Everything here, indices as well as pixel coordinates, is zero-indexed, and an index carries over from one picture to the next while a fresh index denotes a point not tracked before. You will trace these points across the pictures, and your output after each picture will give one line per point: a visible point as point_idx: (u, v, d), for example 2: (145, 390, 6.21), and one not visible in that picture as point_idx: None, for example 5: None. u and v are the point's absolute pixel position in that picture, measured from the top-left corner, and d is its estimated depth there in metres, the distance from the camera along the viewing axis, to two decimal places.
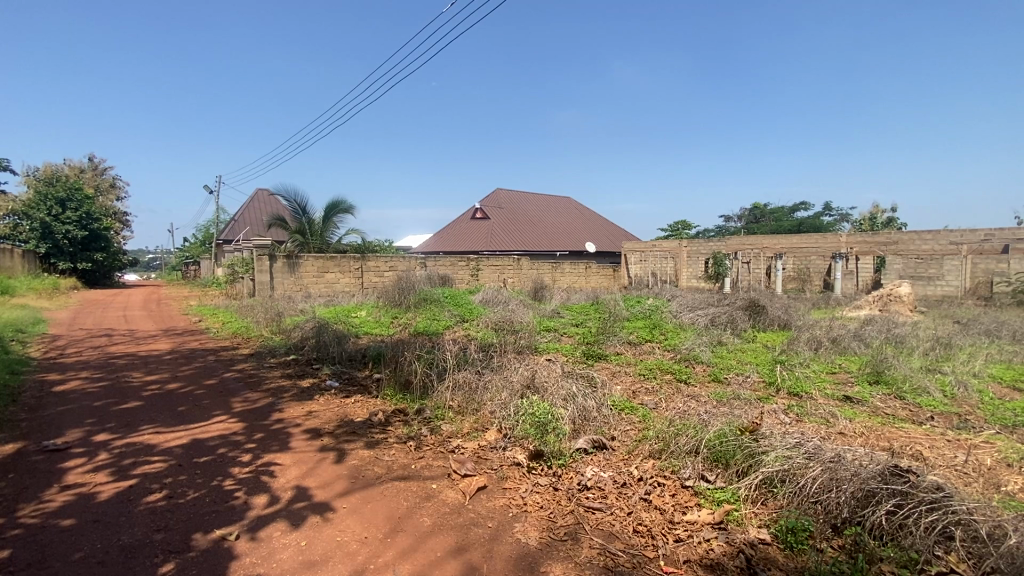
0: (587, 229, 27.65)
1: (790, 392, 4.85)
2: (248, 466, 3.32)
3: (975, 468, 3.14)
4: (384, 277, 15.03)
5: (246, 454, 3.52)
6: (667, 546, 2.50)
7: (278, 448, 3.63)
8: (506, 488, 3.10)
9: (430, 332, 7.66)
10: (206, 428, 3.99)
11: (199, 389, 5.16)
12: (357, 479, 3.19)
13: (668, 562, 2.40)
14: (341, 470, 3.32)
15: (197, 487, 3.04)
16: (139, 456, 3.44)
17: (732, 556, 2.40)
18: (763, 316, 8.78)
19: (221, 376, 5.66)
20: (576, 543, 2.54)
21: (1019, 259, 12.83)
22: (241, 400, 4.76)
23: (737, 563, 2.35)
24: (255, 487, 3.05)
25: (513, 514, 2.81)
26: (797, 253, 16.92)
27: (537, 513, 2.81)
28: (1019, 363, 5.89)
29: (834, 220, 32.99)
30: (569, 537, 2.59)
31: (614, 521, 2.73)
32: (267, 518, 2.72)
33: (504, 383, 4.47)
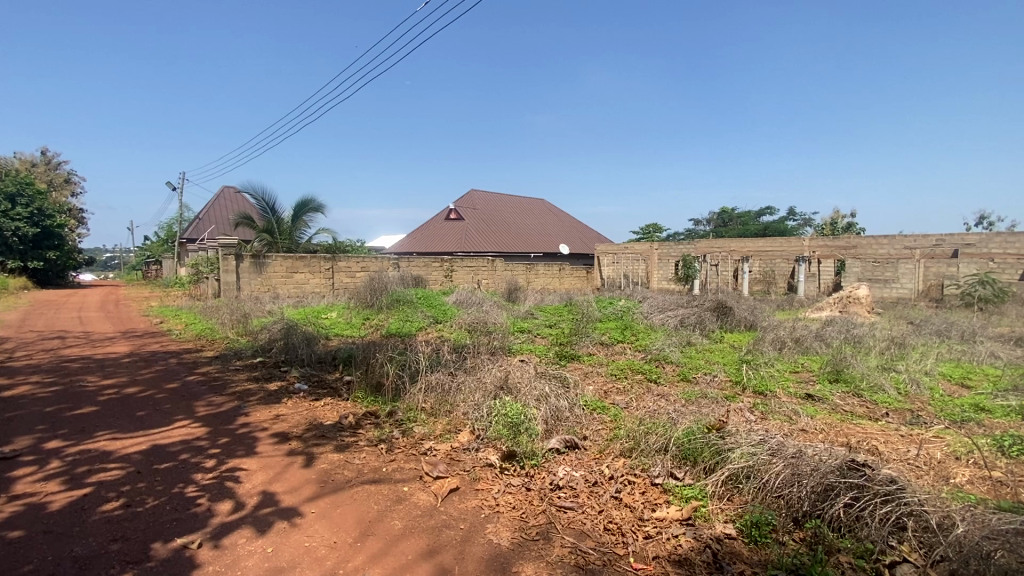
0: (560, 230, 27.86)
1: (755, 391, 5.00)
2: (211, 473, 3.21)
3: (926, 462, 3.30)
4: (356, 278, 14.84)
5: (210, 459, 3.41)
6: (636, 544, 2.54)
7: (243, 454, 3.52)
8: (479, 489, 3.10)
9: (403, 334, 7.59)
10: (167, 433, 3.85)
11: (160, 393, 4.97)
12: (326, 483, 3.13)
13: (637, 559, 2.43)
14: (309, 474, 3.25)
15: (157, 495, 2.93)
16: (95, 463, 3.30)
17: (699, 551, 2.45)
18: (731, 317, 9.02)
19: (184, 380, 5.46)
20: (547, 543, 2.55)
21: (967, 264, 13.54)
22: (205, 404, 4.61)
23: (703, 557, 2.40)
24: (219, 493, 2.96)
25: (486, 515, 2.81)
26: (763, 257, 17.45)
27: (509, 513, 2.82)
28: (966, 361, 6.21)
29: (798, 225, 34.16)
30: (540, 536, 2.61)
31: (585, 520, 2.76)
32: (232, 524, 2.64)
33: (477, 385, 4.47)
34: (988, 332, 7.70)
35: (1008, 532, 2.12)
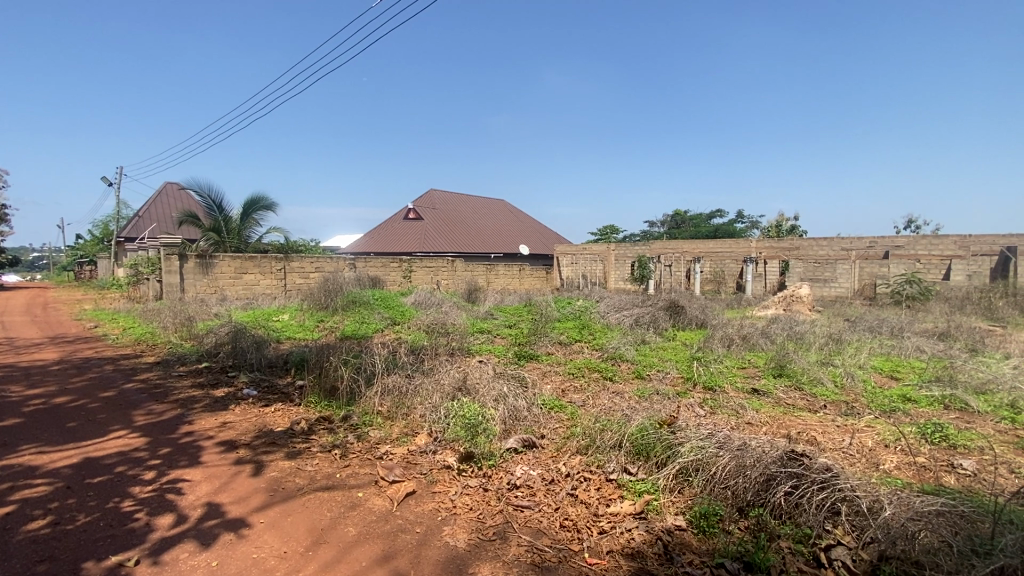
0: (519, 231, 27.99)
1: (705, 386, 5.19)
2: (151, 485, 2.98)
3: (858, 450, 3.30)
4: (310, 279, 14.38)
5: (149, 471, 3.17)
6: (591, 539, 2.38)
7: (187, 464, 3.29)
8: (436, 492, 2.87)
9: (359, 336, 7.40)
10: (102, 445, 3.60)
11: (93, 402, 4.65)
12: (276, 492, 2.88)
13: (592, 554, 2.27)
14: (258, 483, 3.00)
15: (90, 511, 2.70)
16: (18, 480, 3.04)
17: (651, 544, 2.30)
18: (683, 315, 9.35)
19: (120, 388, 5.10)
20: (504, 542, 2.37)
21: (896, 264, 14.63)
22: (144, 413, 4.34)
23: (655, 550, 2.26)
24: (160, 506, 2.73)
25: (442, 518, 2.59)
26: (713, 257, 18.19)
27: (465, 515, 2.61)
28: (895, 355, 6.69)
29: (744, 228, 35.77)
30: (497, 536, 2.41)
31: (542, 518, 2.57)
32: (174, 539, 2.42)
33: (435, 386, 4.21)
34: (915, 328, 8.30)
35: (929, 513, 2.18)
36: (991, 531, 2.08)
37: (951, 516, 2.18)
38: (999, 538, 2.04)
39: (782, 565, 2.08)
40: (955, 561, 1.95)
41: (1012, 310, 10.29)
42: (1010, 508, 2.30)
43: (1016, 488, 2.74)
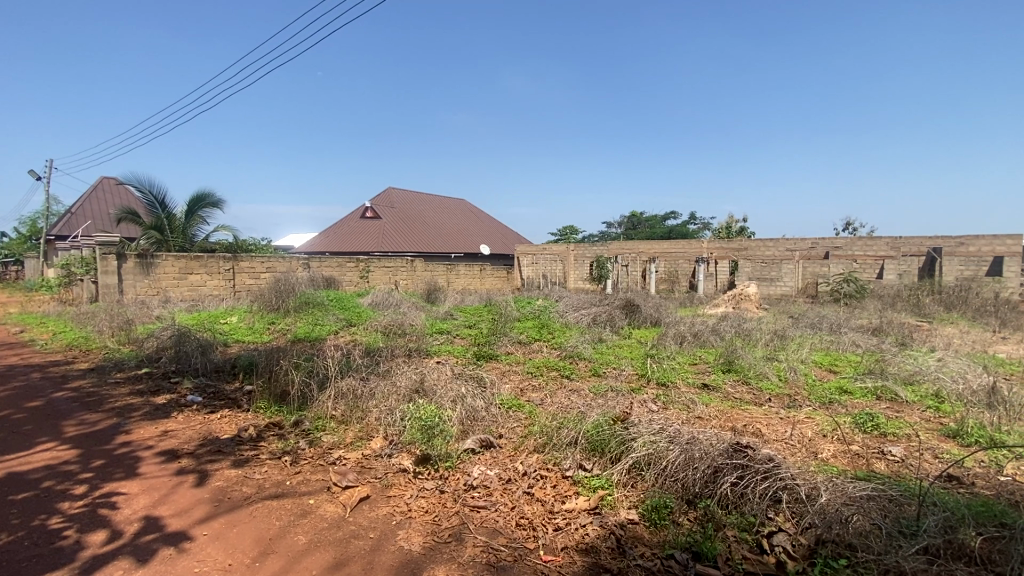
0: (479, 230, 27.91)
1: (658, 382, 5.34)
2: (82, 500, 2.79)
3: (799, 440, 3.47)
4: (260, 280, 13.84)
5: (80, 486, 2.96)
6: (547, 536, 2.39)
7: (123, 476, 3.09)
8: (391, 496, 2.82)
9: (312, 338, 7.18)
10: (26, 459, 3.33)
11: (17, 413, 4.29)
12: (221, 502, 2.75)
13: (547, 551, 2.28)
14: (202, 493, 2.86)
15: (11, 530, 2.49)
16: None
17: (605, 538, 2.34)
18: (638, 314, 9.58)
19: (49, 398, 4.74)
20: (460, 543, 2.35)
21: (835, 264, 15.52)
22: (75, 424, 4.05)
23: (609, 544, 2.29)
24: (92, 522, 2.56)
25: (397, 522, 2.55)
26: (668, 258, 18.74)
27: (421, 518, 2.57)
28: (834, 350, 7.08)
29: (697, 229, 37.04)
30: (453, 538, 2.39)
31: (498, 518, 2.56)
32: (106, 556, 2.27)
33: (391, 388, 4.14)
34: (851, 324, 8.83)
35: (861, 498, 2.33)
36: (917, 513, 2.23)
37: (881, 500, 2.33)
38: (923, 519, 2.20)
39: (728, 553, 2.16)
40: (885, 542, 2.09)
41: (938, 307, 11.11)
42: (933, 490, 2.48)
43: (938, 472, 2.94)
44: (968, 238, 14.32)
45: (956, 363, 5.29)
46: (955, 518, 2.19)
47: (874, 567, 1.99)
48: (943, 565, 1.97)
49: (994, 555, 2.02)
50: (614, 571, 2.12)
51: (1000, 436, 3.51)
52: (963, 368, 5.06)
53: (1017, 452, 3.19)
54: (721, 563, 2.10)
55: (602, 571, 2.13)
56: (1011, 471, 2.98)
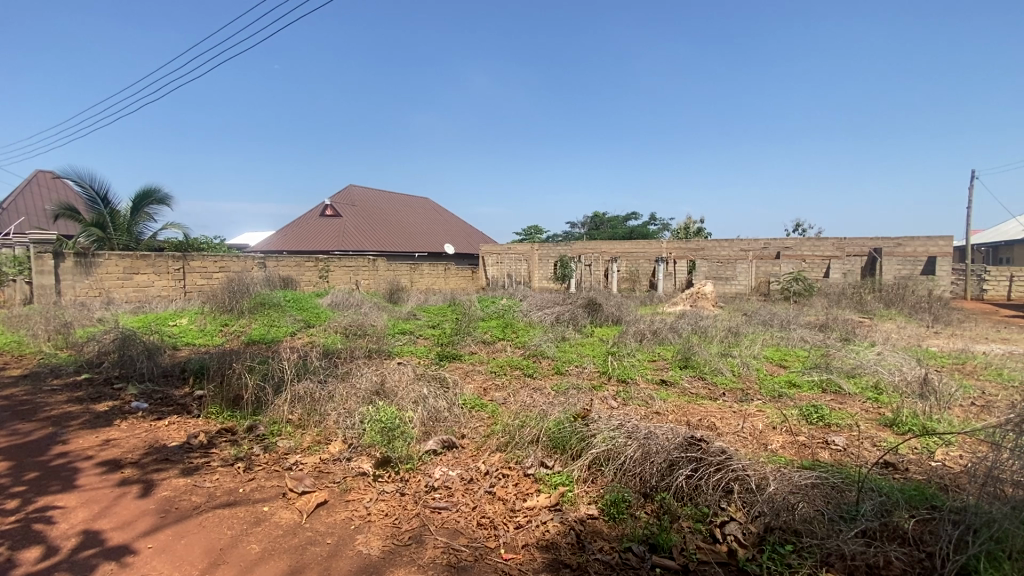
0: (443, 229, 27.69)
1: (619, 378, 5.46)
2: (13, 516, 2.60)
3: (751, 432, 3.62)
4: (213, 280, 13.28)
5: (10, 501, 2.75)
6: (508, 534, 2.40)
7: (60, 489, 2.90)
8: (350, 500, 2.77)
9: (268, 340, 6.96)
10: None
11: None
12: (167, 513, 2.62)
13: (508, 549, 2.29)
14: (148, 504, 2.72)
15: None
16: None
17: (565, 535, 2.36)
18: (600, 312, 9.74)
19: None
20: (420, 546, 2.33)
21: (786, 264, 16.23)
22: (5, 435, 3.77)
23: (568, 540, 2.32)
24: (23, 539, 2.39)
25: (355, 527, 2.49)
26: (629, 257, 19.15)
27: (381, 522, 2.53)
28: (784, 345, 7.41)
29: (658, 229, 37.96)
30: (413, 540, 2.37)
31: (459, 518, 2.55)
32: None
33: (350, 390, 4.05)
34: (800, 320, 9.26)
35: (806, 485, 2.44)
36: (856, 498, 2.37)
37: (825, 487, 2.46)
38: (861, 504, 2.34)
39: (682, 544, 2.23)
40: (827, 527, 2.20)
41: (878, 304, 11.79)
42: (871, 476, 2.64)
43: (877, 459, 3.13)
44: (905, 239, 15.27)
45: (893, 356, 5.64)
46: (891, 502, 2.34)
47: (817, 550, 2.10)
48: (878, 547, 2.11)
49: (926, 536, 2.16)
50: (574, 566, 2.15)
51: (932, 424, 3.77)
52: (899, 361, 5.40)
53: (945, 438, 3.43)
54: (676, 553, 2.16)
55: (561, 566, 2.16)
56: (940, 456, 3.20)
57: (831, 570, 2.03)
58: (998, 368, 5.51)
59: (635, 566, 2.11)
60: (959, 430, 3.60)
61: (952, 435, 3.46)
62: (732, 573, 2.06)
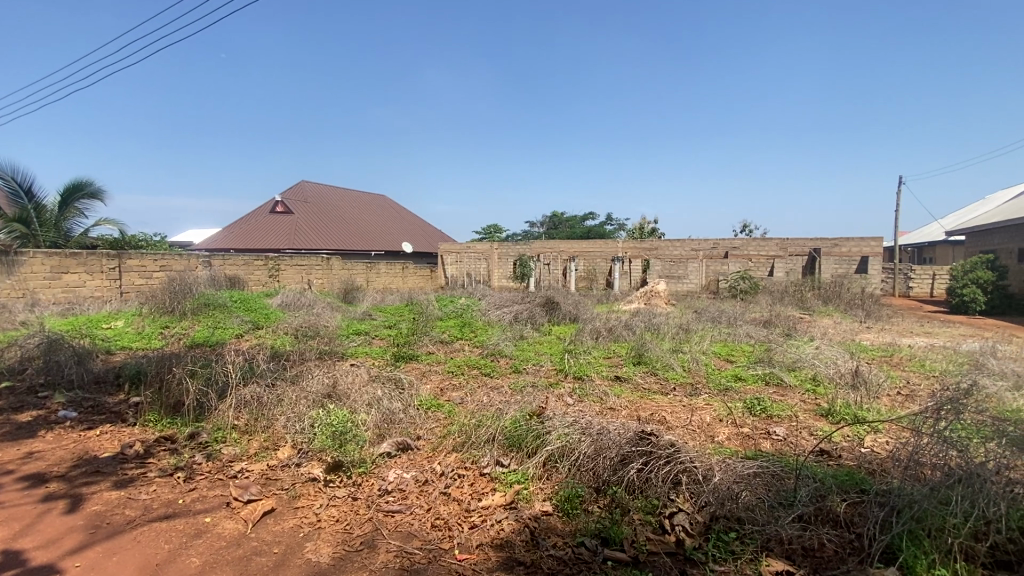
0: (400, 227, 27.26)
1: (575, 375, 5.54)
2: None
3: (699, 425, 3.76)
4: (152, 279, 12.53)
5: None
6: (462, 534, 2.39)
7: None
8: (299, 507, 2.68)
9: (213, 343, 6.63)
10: None
11: None
12: (98, 529, 2.45)
13: (462, 550, 2.28)
14: (76, 520, 2.54)
15: None
16: None
17: (519, 532, 2.38)
18: (558, 311, 9.85)
19: None
20: (372, 550, 2.28)
21: (734, 263, 16.95)
22: None
23: (523, 537, 2.34)
24: None
25: (304, 535, 2.42)
26: (586, 257, 19.44)
27: (331, 528, 2.47)
28: (731, 341, 7.72)
29: (614, 229, 38.76)
30: (365, 545, 2.32)
31: (413, 521, 2.52)
32: None
33: (300, 394, 3.92)
34: (746, 317, 9.69)
35: (749, 474, 2.56)
36: (793, 485, 2.51)
37: (766, 476, 2.58)
38: (799, 490, 2.47)
39: (633, 536, 2.28)
40: (767, 514, 2.32)
41: (818, 301, 12.49)
42: (807, 464, 2.79)
43: (813, 447, 3.32)
44: (841, 240, 16.24)
45: (829, 350, 6.00)
46: (825, 488, 2.48)
47: (757, 537, 2.21)
48: (813, 530, 2.24)
49: (855, 518, 2.31)
50: (528, 563, 2.17)
51: (862, 413, 4.03)
52: (834, 354, 5.75)
53: (873, 426, 3.68)
54: (627, 545, 2.21)
55: (515, 563, 2.17)
56: (869, 442, 3.44)
57: (771, 554, 2.13)
58: (921, 360, 5.96)
59: (587, 560, 2.15)
60: (885, 418, 3.87)
61: (880, 423, 3.71)
62: (679, 562, 2.13)
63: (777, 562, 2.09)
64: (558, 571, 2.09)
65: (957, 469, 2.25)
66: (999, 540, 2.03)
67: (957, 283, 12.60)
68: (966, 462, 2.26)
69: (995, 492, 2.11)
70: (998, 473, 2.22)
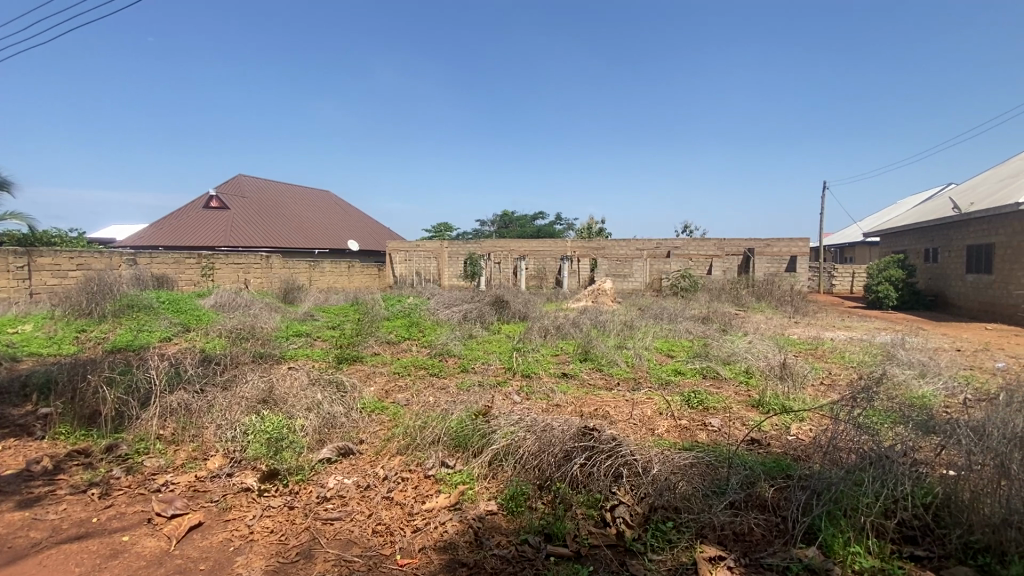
0: (346, 225, 26.47)
1: (523, 374, 5.57)
2: None
3: (641, 419, 3.88)
4: (66, 279, 11.45)
5: None
6: (404, 539, 2.34)
7: None
8: (230, 519, 2.54)
9: (137, 347, 6.16)
10: None
11: None
12: None
13: (403, 555, 2.24)
14: None
15: None
16: None
17: (462, 533, 2.36)
18: (507, 309, 9.87)
19: None
20: (308, 561, 2.19)
21: (676, 262, 17.61)
22: None
23: (466, 538, 2.32)
24: None
25: (234, 549, 2.29)
26: (536, 255, 19.63)
27: (265, 540, 2.35)
28: (672, 337, 8.02)
29: (563, 229, 39.38)
30: (301, 556, 2.23)
31: (353, 528, 2.45)
32: None
33: (232, 400, 3.71)
34: (686, 314, 10.09)
35: (685, 466, 2.66)
36: (726, 473, 2.63)
37: (701, 465, 2.69)
38: (731, 478, 2.59)
39: (575, 531, 2.32)
40: (702, 502, 2.42)
41: (752, 298, 13.20)
42: (739, 453, 2.94)
43: (745, 437, 3.50)
44: (773, 240, 17.24)
45: (760, 344, 6.36)
46: (756, 475, 2.62)
47: (692, 525, 2.30)
48: (743, 516, 2.36)
49: (781, 501, 2.46)
50: (471, 564, 2.15)
51: (789, 402, 4.30)
52: (765, 348, 6.10)
53: (798, 415, 3.93)
54: (569, 540, 2.25)
55: (458, 565, 2.15)
56: (794, 430, 3.67)
57: (705, 541, 2.23)
58: (841, 352, 6.43)
59: (530, 558, 2.16)
60: (809, 407, 4.15)
61: (804, 412, 3.97)
62: (620, 553, 2.18)
63: (710, 548, 2.18)
64: (501, 570, 2.09)
65: (870, 452, 2.45)
66: (905, 516, 2.22)
67: (873, 281, 13.68)
68: (877, 446, 2.46)
69: (902, 473, 2.30)
70: (904, 455, 2.43)
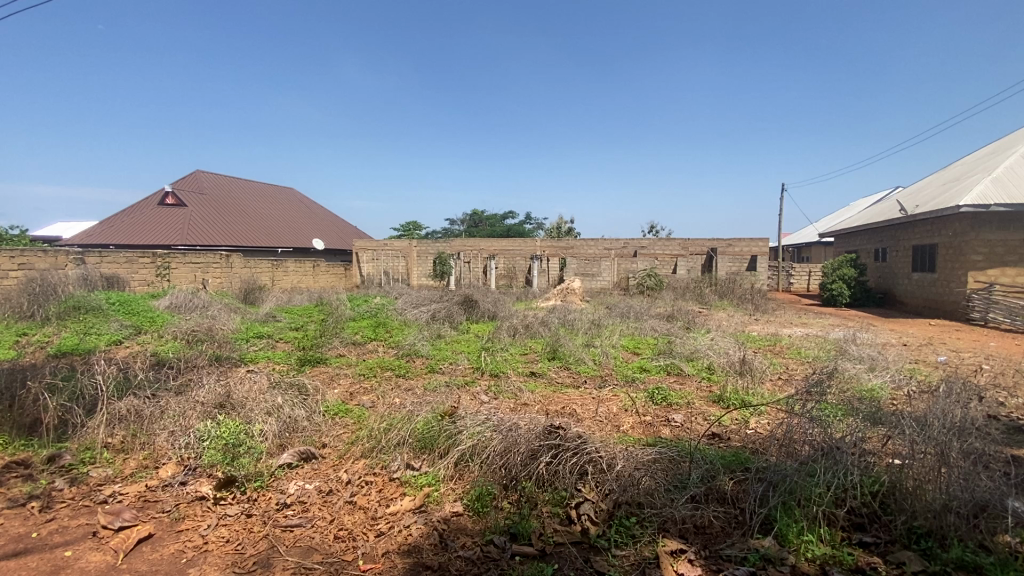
0: (311, 223, 25.86)
1: (491, 373, 5.56)
2: None
3: (607, 416, 3.93)
4: (5, 281, 10.67)
5: None
6: (367, 544, 2.30)
7: None
8: (183, 529, 2.44)
9: (83, 351, 5.83)
10: None
11: None
12: None
13: (366, 560, 2.20)
14: None
15: None
16: None
17: (427, 536, 2.33)
18: (476, 309, 9.84)
19: None
20: (266, 570, 2.12)
21: (642, 261, 17.92)
22: None
23: (431, 541, 2.29)
24: None
25: (187, 560, 2.20)
26: (506, 255, 19.65)
27: (221, 549, 2.27)
28: (638, 335, 8.15)
29: (533, 228, 39.57)
30: (258, 566, 2.15)
31: (314, 534, 2.39)
32: None
33: (187, 405, 3.56)
34: (652, 312, 10.29)
35: (648, 461, 2.71)
36: (687, 468, 2.69)
37: (664, 461, 2.74)
38: (692, 473, 2.65)
39: (540, 529, 2.33)
40: (664, 497, 2.47)
41: (715, 297, 13.56)
42: (700, 448, 3.01)
43: (706, 432, 3.59)
44: (735, 240, 17.78)
45: (722, 341, 6.55)
46: (717, 470, 2.68)
47: (655, 519, 2.35)
48: (703, 509, 2.42)
49: (740, 493, 2.53)
50: (435, 567, 2.13)
51: (748, 397, 4.44)
52: (726, 345, 6.28)
53: (757, 409, 4.07)
54: (535, 539, 2.25)
55: (422, 568, 2.12)
56: (753, 423, 3.80)
57: (667, 535, 2.27)
58: (797, 348, 6.68)
59: (495, 558, 2.15)
60: (767, 401, 4.30)
61: (762, 406, 4.11)
62: (584, 550, 2.21)
63: (672, 541, 2.23)
64: (465, 572, 2.08)
65: (822, 444, 2.55)
66: (854, 504, 2.32)
67: (828, 279, 14.28)
68: (829, 438, 2.56)
69: (852, 463, 2.41)
70: (854, 445, 2.54)
